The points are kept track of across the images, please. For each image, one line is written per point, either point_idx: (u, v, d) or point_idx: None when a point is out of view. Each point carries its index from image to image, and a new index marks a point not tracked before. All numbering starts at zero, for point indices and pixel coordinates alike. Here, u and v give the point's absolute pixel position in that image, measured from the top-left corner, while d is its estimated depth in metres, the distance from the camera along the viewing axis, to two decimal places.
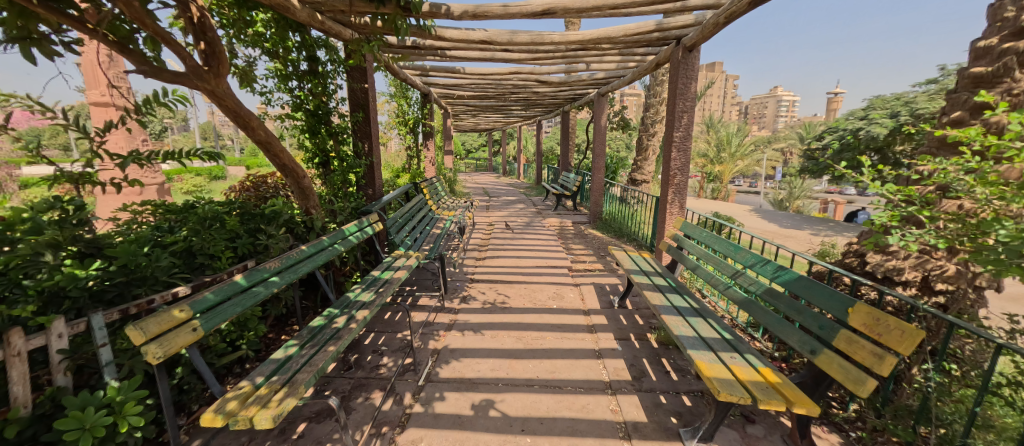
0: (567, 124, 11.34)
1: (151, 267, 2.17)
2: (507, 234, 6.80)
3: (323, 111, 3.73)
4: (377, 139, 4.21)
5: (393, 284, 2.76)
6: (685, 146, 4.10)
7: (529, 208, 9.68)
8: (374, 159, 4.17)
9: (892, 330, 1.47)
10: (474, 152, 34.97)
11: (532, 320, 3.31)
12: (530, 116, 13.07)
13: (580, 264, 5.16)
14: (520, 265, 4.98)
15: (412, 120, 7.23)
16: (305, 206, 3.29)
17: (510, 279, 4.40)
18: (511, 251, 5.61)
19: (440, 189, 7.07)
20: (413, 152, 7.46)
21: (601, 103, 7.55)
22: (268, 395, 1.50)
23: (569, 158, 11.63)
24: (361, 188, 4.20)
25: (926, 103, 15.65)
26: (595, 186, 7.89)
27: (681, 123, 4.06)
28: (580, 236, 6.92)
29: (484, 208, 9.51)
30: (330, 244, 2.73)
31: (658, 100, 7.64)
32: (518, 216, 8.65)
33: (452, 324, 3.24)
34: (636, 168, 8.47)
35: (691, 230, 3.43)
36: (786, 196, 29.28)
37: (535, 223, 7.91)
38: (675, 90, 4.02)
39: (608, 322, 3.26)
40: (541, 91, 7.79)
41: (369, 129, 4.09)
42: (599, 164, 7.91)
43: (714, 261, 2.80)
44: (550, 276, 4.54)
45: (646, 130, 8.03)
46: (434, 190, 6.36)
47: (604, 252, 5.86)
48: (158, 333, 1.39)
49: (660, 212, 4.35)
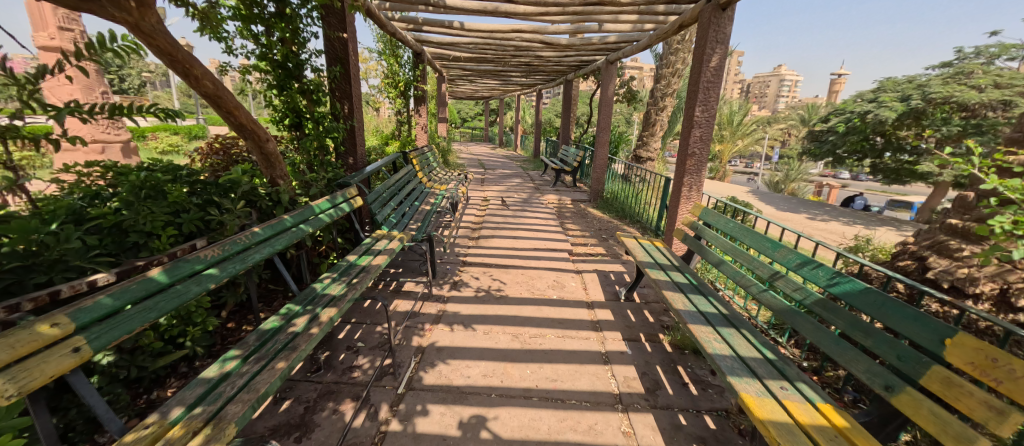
0: (569, 94, 10.70)
1: (61, 250, 1.72)
2: (503, 211, 6.37)
3: (293, 63, 3.18)
4: (358, 100, 3.67)
5: (371, 271, 2.34)
6: (708, 123, 3.64)
7: (526, 183, 9.22)
8: (356, 123, 3.65)
9: (1019, 377, 1.11)
10: (470, 121, 33.87)
11: (530, 313, 2.95)
12: (530, 84, 12.33)
13: (581, 248, 4.79)
14: (516, 246, 4.58)
15: (403, 82, 6.59)
16: (270, 175, 2.81)
17: (506, 262, 4.02)
18: (507, 231, 5.19)
19: (432, 160, 6.54)
20: (403, 118, 6.86)
21: (609, 71, 6.97)
22: (182, 440, 1.11)
23: (569, 130, 11.07)
24: (340, 156, 3.70)
25: (940, 87, 15.17)
26: (598, 162, 7.43)
27: (706, 95, 3.58)
28: (580, 216, 6.53)
29: (479, 182, 9.03)
30: (295, 224, 2.27)
31: (670, 71, 7.09)
32: (514, 191, 8.21)
33: (440, 315, 2.87)
34: (641, 144, 7.97)
35: (713, 218, 3.01)
36: (784, 179, 29.06)
37: (533, 200, 7.49)
38: (702, 56, 3.51)
39: (615, 318, 2.92)
40: (544, 55, 7.16)
41: (349, 88, 3.54)
42: (603, 138, 7.41)
43: (746, 259, 2.40)
44: (549, 261, 4.16)
45: (654, 103, 7.52)
46: (425, 161, 5.86)
47: (606, 234, 5.50)
48: (12, 361, 0.98)
49: (673, 195, 3.93)
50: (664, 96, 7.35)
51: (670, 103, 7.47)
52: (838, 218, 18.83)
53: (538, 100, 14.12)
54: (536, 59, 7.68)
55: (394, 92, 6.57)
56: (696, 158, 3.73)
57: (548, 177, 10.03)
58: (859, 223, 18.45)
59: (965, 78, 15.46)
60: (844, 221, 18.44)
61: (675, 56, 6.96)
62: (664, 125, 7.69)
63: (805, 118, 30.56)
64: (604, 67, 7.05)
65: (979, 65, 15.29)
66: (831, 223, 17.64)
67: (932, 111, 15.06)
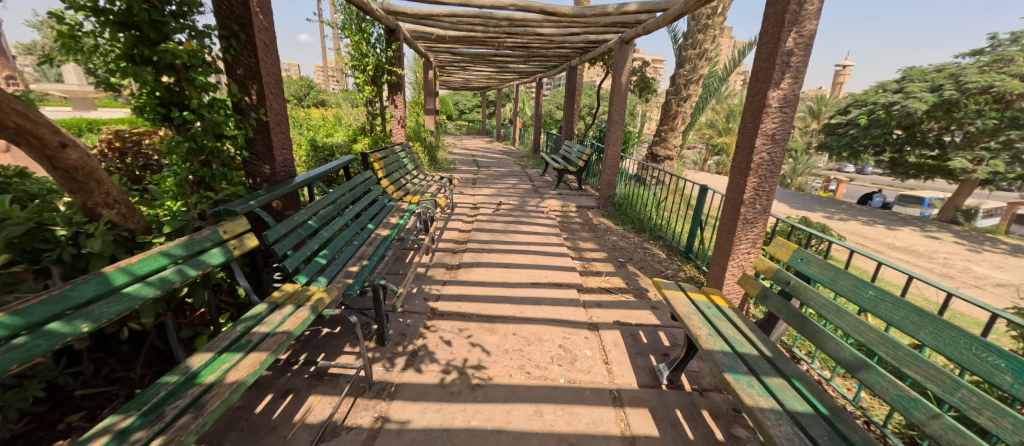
0: (573, 83, 9.50)
1: None
2: (493, 222, 5.21)
3: (157, 27, 1.98)
4: (273, 82, 2.50)
5: (208, 406, 1.20)
6: (785, 115, 2.50)
7: (523, 184, 8.03)
8: (271, 115, 2.48)
9: None
10: (467, 113, 32.76)
11: (524, 423, 1.85)
12: (528, 71, 11.05)
13: (593, 279, 3.66)
14: (508, 279, 3.43)
15: (373, 67, 5.33)
16: (82, 202, 1.65)
17: (492, 310, 2.89)
18: (496, 254, 4.02)
19: (409, 160, 5.35)
20: (375, 110, 5.65)
21: (624, 52, 5.77)
22: None
23: (573, 123, 9.87)
24: (248, 164, 2.52)
25: (976, 76, 13.91)
26: (608, 162, 6.24)
27: (787, 75, 2.41)
28: (588, 229, 5.38)
29: (468, 183, 7.83)
30: (49, 319, 1.10)
31: (695, 52, 5.89)
32: (509, 195, 7.06)
33: (375, 432, 1.76)
34: (659, 140, 6.76)
35: (818, 270, 1.86)
36: (793, 173, 27.84)
37: (530, 206, 6.35)
38: (783, 14, 2.33)
39: (660, 434, 1.81)
40: (545, 32, 5.94)
41: (256, 63, 2.36)
42: (614, 134, 6.22)
43: (932, 376, 1.25)
44: (551, 305, 3.03)
45: (675, 92, 6.31)
46: (396, 161, 4.67)
47: (623, 256, 4.36)
48: None
49: (729, 217, 2.79)
50: (688, 83, 6.13)
51: (695, 92, 6.26)
52: (856, 217, 17.70)
53: (537, 91, 12.81)
54: (536, 39, 6.44)
55: (363, 78, 5.33)
56: (765, 167, 2.61)
57: (548, 177, 8.85)
58: (880, 222, 17.30)
59: (1004, 66, 14.18)
60: (864, 220, 17.27)
61: (703, 34, 5.74)
62: (686, 118, 6.51)
63: (816, 110, 29.41)
64: (617, 48, 5.85)
65: (1020, 52, 14.01)
66: (850, 223, 16.52)
67: (966, 102, 13.87)
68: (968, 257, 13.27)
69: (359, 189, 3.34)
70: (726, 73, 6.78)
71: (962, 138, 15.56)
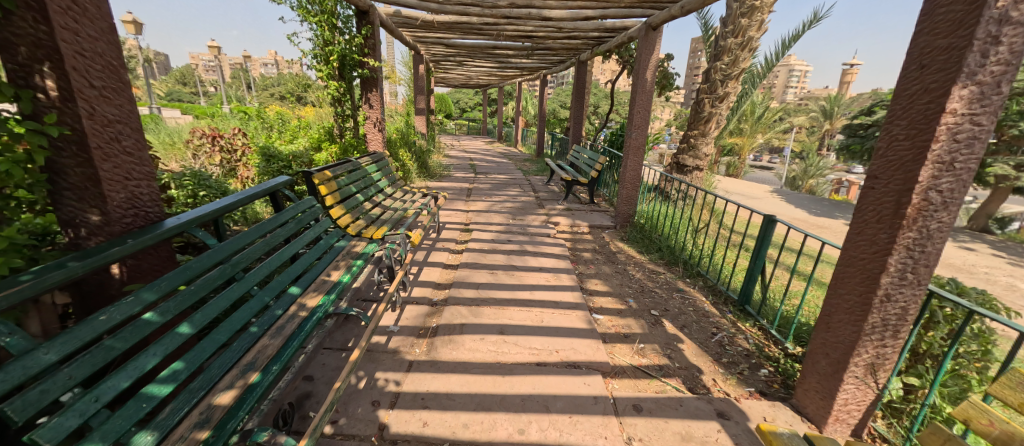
0: (582, 79, 8.43)
1: None
2: (488, 250, 4.16)
3: None
4: (97, 66, 1.45)
5: None
6: (977, 128, 1.45)
7: (524, 195, 6.98)
8: (89, 124, 1.44)
9: None
10: (467, 113, 32.04)
11: None
12: (532, 67, 9.97)
13: (622, 352, 2.60)
14: (501, 358, 2.37)
15: (341, 56, 4.27)
16: None
17: (473, 430, 1.83)
18: (487, 307, 2.96)
19: (384, 174, 4.30)
20: (344, 111, 4.59)
21: (651, 41, 4.70)
22: None
23: (581, 124, 8.79)
24: (59, 205, 1.48)
25: None
26: (627, 173, 5.19)
27: (986, 61, 1.38)
28: (606, 260, 4.32)
29: (463, 194, 6.77)
30: None
31: (736, 41, 4.81)
32: (507, 209, 6.01)
33: None
34: (687, 147, 5.68)
35: None
36: (806, 175, 26.70)
37: (533, 226, 5.29)
38: None
39: None
40: (553, 16, 4.88)
41: (49, 32, 1.31)
42: (636, 141, 5.14)
43: None
44: (567, 414, 1.97)
45: (709, 89, 5.23)
46: (363, 177, 3.61)
47: (655, 305, 3.31)
48: None
49: (859, 289, 1.74)
50: (725, 79, 5.04)
51: (734, 90, 5.17)
52: None
53: (542, 90, 11.71)
54: (541, 26, 5.39)
55: (327, 70, 4.26)
56: (930, 213, 1.56)
57: (554, 186, 7.78)
58: None
59: None
60: None
61: (748, 18, 4.67)
62: (721, 122, 5.44)
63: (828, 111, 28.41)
64: (641, 35, 4.78)
65: None
66: None
67: (1009, 103, 12.69)
68: (1012, 271, 12.11)
69: (284, 228, 2.27)
70: (767, 68, 5.71)
71: (998, 141, 14.41)
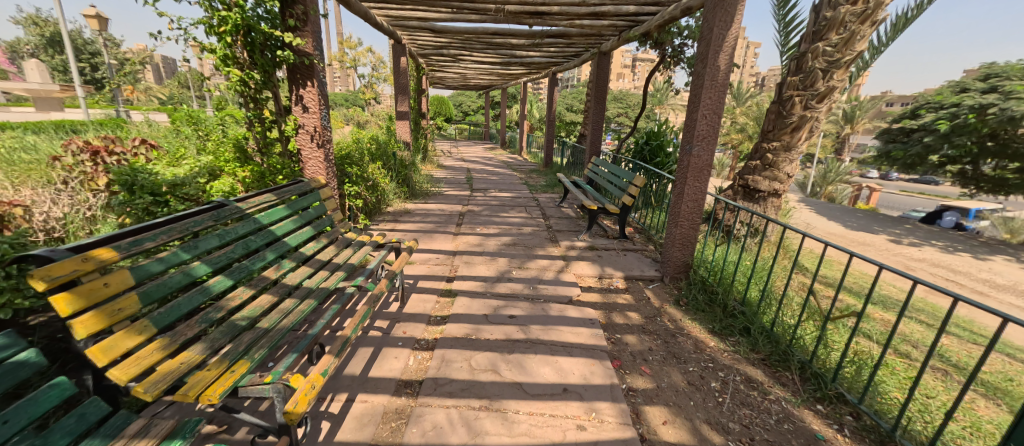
0: (602, 75, 6.85)
1: None
2: (473, 342, 2.54)
3: None
4: None
5: None
6: None
7: (529, 223, 5.37)
8: None
9: None
10: (467, 116, 30.70)
11: None
12: (541, 62, 8.40)
13: None
14: None
15: (246, 28, 2.68)
16: None
17: None
18: None
19: (319, 214, 2.67)
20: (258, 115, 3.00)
21: (726, 8, 3.11)
22: None
23: (600, 129, 7.18)
24: None
25: None
26: (683, 205, 3.57)
27: None
28: (664, 353, 2.68)
29: (450, 222, 5.15)
30: None
31: (853, 9, 3.28)
32: (506, 246, 4.39)
33: None
34: (761, 165, 4.05)
35: None
36: (829, 182, 24.86)
37: (543, 276, 3.67)
38: None
39: None
40: None
41: None
42: (702, 158, 3.48)
43: None
44: None
45: (802, 83, 3.63)
46: (259, 236, 2.00)
47: None
48: None
49: None
50: (830, 68, 3.47)
51: (840, 83, 3.55)
52: (927, 241, 14.73)
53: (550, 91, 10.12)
54: None
55: (220, 50, 2.63)
56: None
57: (568, 210, 6.14)
58: (959, 248, 14.30)
59: None
60: (941, 246, 14.30)
61: None
62: (814, 129, 3.82)
63: (852, 114, 26.62)
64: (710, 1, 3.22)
65: None
66: (926, 250, 13.56)
67: None
68: None
69: None
70: (870, 56, 4.09)
71: None
